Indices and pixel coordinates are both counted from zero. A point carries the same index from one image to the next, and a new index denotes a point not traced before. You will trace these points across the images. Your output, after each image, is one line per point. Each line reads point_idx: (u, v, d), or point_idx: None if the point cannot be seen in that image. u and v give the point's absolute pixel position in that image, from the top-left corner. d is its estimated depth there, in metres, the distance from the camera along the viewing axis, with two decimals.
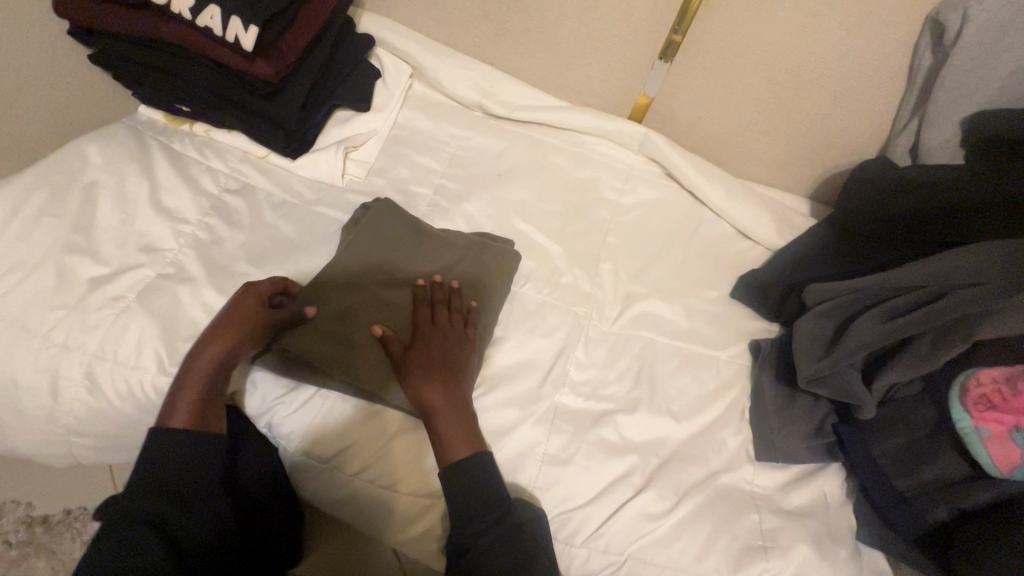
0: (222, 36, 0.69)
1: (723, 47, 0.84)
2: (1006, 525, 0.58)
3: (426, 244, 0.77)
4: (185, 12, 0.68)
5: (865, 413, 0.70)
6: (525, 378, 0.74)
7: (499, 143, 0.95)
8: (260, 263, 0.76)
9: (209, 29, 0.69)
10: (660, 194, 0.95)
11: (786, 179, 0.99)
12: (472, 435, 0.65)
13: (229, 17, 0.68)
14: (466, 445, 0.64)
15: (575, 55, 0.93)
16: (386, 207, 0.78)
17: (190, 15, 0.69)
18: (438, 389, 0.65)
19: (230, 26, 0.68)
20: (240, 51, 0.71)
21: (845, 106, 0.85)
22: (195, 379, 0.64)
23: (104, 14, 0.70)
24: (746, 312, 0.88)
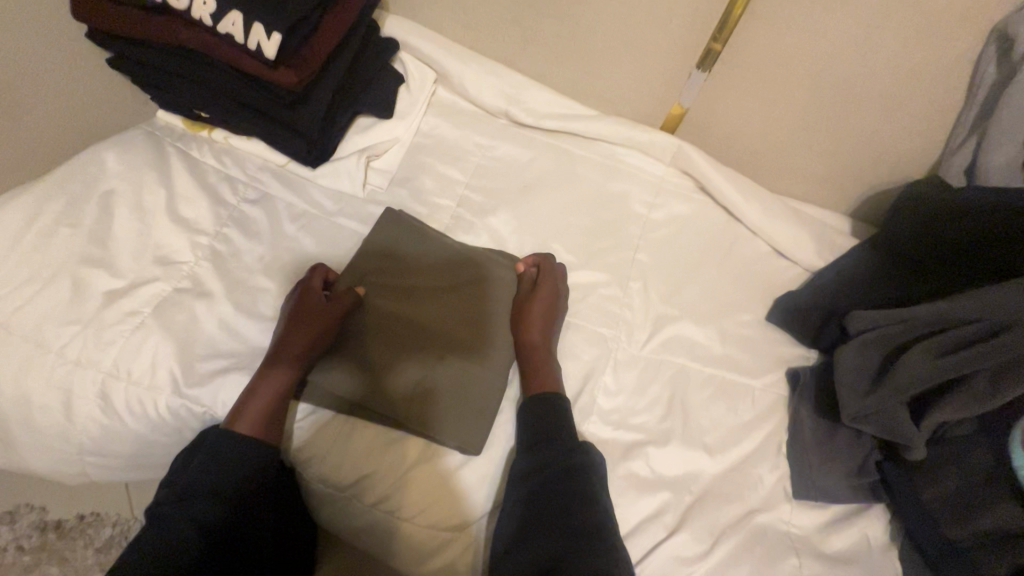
0: (245, 44, 0.66)
1: (767, 59, 0.80)
2: None
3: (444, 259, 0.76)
4: (207, 19, 0.66)
5: (914, 453, 0.66)
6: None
7: (525, 153, 0.91)
8: (279, 278, 0.74)
9: (231, 36, 0.66)
10: (693, 210, 0.91)
11: (826, 196, 0.94)
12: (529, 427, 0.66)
13: (251, 24, 0.65)
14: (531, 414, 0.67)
15: (607, 63, 0.89)
16: (403, 223, 0.76)
17: (212, 22, 0.66)
18: None
19: (252, 33, 0.65)
20: (263, 59, 0.68)
21: (896, 122, 0.81)
22: (262, 388, 0.63)
23: (125, 20, 0.68)
24: (782, 337, 0.84)
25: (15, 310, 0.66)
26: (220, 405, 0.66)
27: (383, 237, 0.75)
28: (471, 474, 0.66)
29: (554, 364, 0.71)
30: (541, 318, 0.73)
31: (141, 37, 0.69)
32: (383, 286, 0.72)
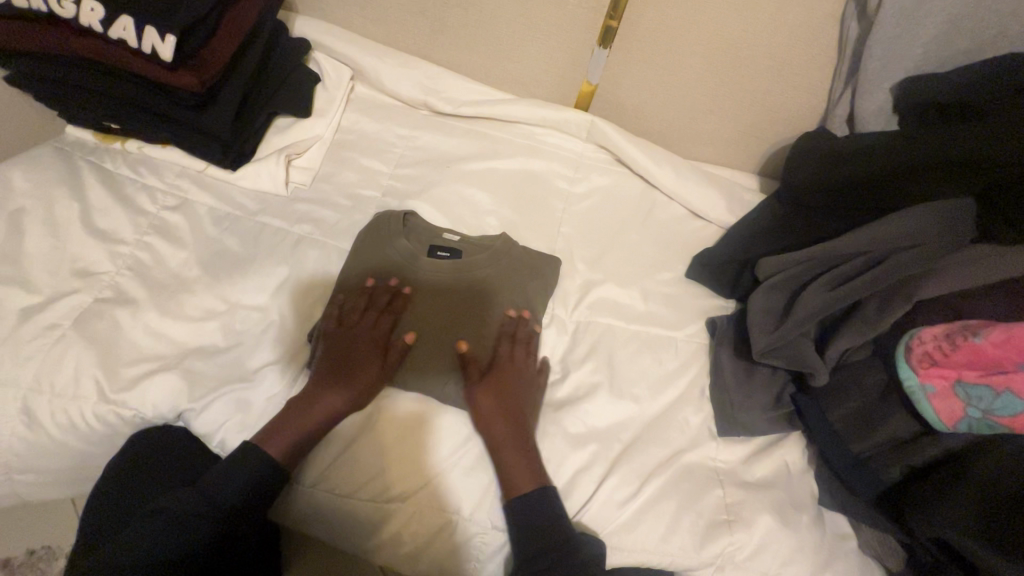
0: (139, 48, 0.67)
1: (659, 31, 0.84)
2: (956, 475, 0.61)
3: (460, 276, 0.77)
4: (98, 26, 0.66)
5: (818, 380, 0.71)
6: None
7: (446, 141, 0.95)
8: (204, 279, 0.75)
9: (124, 40, 0.67)
10: (611, 181, 0.96)
11: (734, 158, 1.00)
12: (535, 468, 0.66)
13: (144, 29, 0.66)
14: (528, 480, 0.65)
15: (515, 47, 0.92)
16: (384, 219, 0.80)
17: (103, 28, 0.66)
18: (498, 422, 0.67)
19: (146, 37, 0.66)
20: (161, 62, 0.68)
21: (784, 81, 0.87)
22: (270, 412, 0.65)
23: (13, 34, 0.67)
24: (702, 290, 0.89)
25: None
26: (148, 408, 0.67)
27: (370, 233, 0.79)
28: (415, 441, 0.68)
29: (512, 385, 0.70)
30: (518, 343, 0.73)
31: (36, 48, 0.69)
32: (382, 281, 0.76)
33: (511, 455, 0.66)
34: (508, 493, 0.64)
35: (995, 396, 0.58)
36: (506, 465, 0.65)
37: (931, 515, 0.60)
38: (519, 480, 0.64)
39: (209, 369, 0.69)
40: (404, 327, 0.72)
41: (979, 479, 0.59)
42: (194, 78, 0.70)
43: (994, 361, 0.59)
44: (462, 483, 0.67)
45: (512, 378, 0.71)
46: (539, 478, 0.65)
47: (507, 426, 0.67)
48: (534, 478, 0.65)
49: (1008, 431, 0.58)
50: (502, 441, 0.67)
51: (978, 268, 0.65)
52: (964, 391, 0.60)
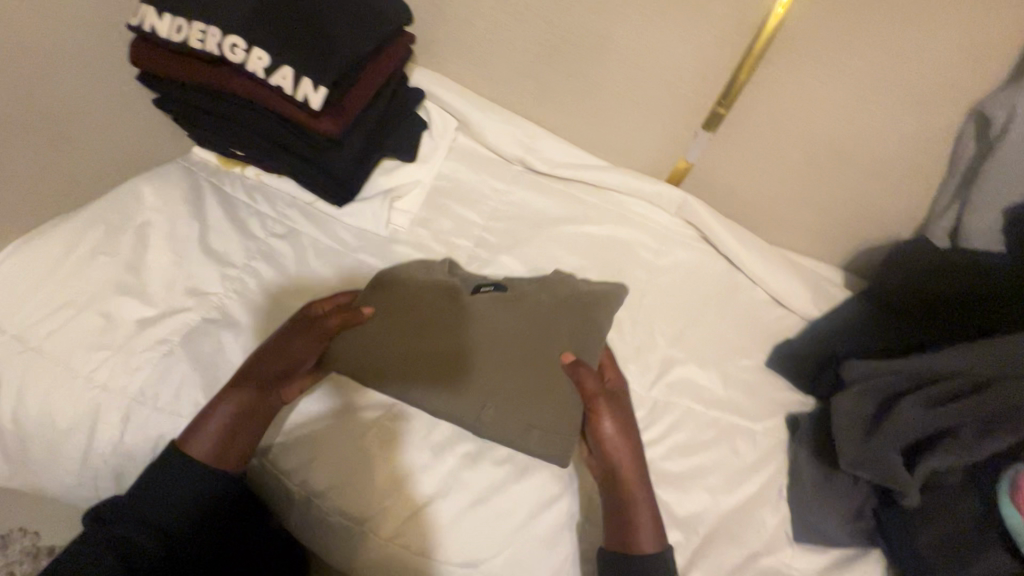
0: (291, 95, 0.70)
1: (766, 123, 0.87)
2: None
3: (511, 302, 0.78)
4: (259, 71, 0.70)
5: (909, 500, 0.69)
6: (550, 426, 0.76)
7: (539, 199, 0.98)
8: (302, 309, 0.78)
9: (279, 87, 0.71)
10: (697, 258, 0.96)
11: (820, 249, 0.99)
12: (659, 521, 0.69)
13: (301, 79, 0.70)
14: (654, 543, 0.67)
15: (619, 119, 0.96)
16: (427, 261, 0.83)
17: (264, 73, 0.70)
18: (620, 438, 0.72)
19: (301, 86, 0.70)
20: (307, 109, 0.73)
21: (886, 185, 0.87)
22: (218, 417, 0.66)
23: (179, 66, 0.73)
24: (781, 382, 0.88)
25: (49, 334, 0.69)
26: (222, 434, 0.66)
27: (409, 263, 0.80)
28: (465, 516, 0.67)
29: (629, 421, 0.73)
30: (612, 377, 0.77)
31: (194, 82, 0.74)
32: (432, 309, 0.76)
33: (640, 495, 0.69)
34: (632, 548, 0.67)
35: None
36: (627, 499, 0.69)
37: None
38: (645, 532, 0.67)
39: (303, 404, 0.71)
40: (441, 344, 0.74)
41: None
42: (334, 123, 0.74)
43: None
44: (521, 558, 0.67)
45: (625, 410, 0.75)
46: (662, 537, 0.68)
47: (628, 461, 0.71)
48: (659, 542, 0.68)
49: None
50: (630, 473, 0.70)
51: None
52: None
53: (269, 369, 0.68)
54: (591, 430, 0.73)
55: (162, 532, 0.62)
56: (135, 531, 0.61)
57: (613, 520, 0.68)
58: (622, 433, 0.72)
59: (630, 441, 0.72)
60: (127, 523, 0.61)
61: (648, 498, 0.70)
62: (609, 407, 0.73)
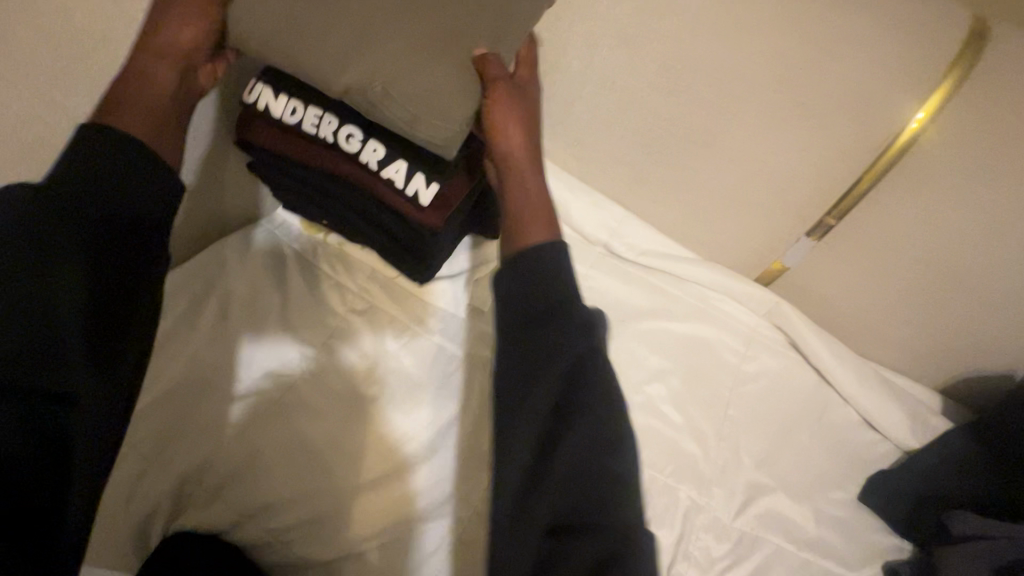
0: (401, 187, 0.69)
1: (875, 241, 0.82)
2: None
3: (412, 5, 0.58)
4: (373, 162, 0.69)
5: None
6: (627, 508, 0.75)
7: (621, 288, 0.93)
8: (379, 395, 0.76)
9: (390, 180, 0.70)
10: (787, 366, 0.90)
11: (917, 369, 0.92)
12: (551, 226, 0.62)
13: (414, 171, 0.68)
14: (544, 233, 0.60)
15: (712, 215, 0.92)
16: None
17: (377, 165, 0.69)
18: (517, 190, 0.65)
19: (415, 178, 0.68)
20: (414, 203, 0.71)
21: (1004, 320, 0.80)
22: (135, 115, 0.55)
23: (290, 143, 0.72)
24: (875, 520, 0.81)
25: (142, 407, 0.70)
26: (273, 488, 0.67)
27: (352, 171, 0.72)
28: (431, 507, 0.71)
29: (526, 123, 0.65)
30: (521, 125, 0.64)
31: (300, 160, 0.73)
32: None
33: (519, 200, 0.64)
34: (523, 241, 0.60)
35: None
36: (524, 218, 0.62)
37: None
38: (536, 230, 0.60)
39: (377, 501, 0.70)
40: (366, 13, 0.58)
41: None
42: (439, 218, 0.71)
43: None
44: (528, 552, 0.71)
45: (520, 162, 0.66)
46: (554, 230, 0.61)
47: (526, 145, 0.65)
48: (550, 228, 0.61)
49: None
50: (517, 172, 0.66)
51: None
52: None
53: (163, 63, 0.58)
54: (493, 125, 0.63)
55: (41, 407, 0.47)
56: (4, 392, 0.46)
57: (516, 216, 0.63)
58: (514, 126, 0.64)
59: (531, 151, 0.66)
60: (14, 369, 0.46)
61: (541, 200, 0.64)
62: (501, 138, 0.64)
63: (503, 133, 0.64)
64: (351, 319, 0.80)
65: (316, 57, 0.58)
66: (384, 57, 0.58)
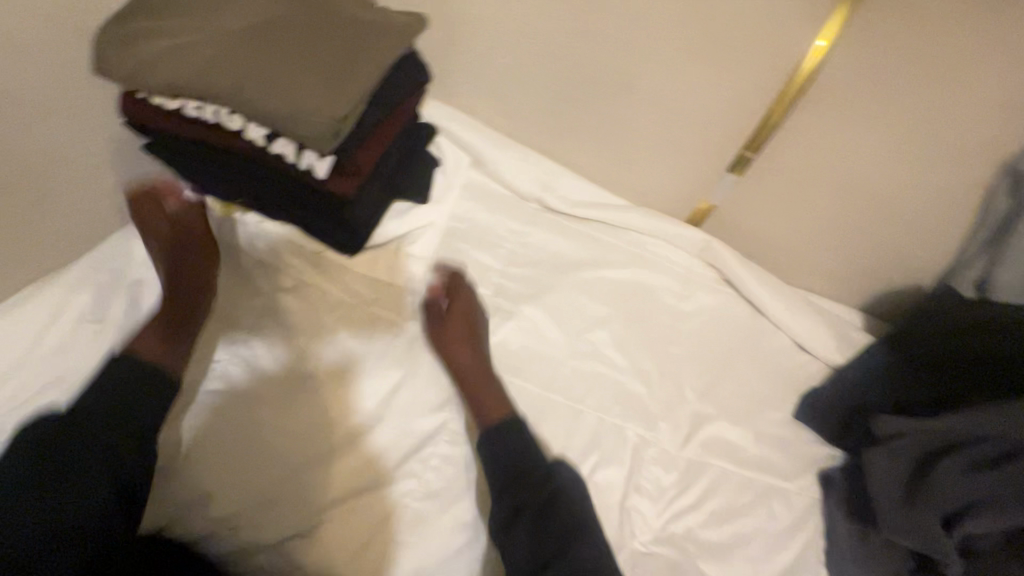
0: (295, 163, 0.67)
1: (793, 169, 0.84)
2: None
3: (294, 24, 0.63)
4: (260, 138, 0.66)
5: (949, 567, 0.69)
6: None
7: (557, 241, 0.94)
8: (371, 380, 0.75)
9: (283, 155, 0.67)
10: (721, 302, 0.93)
11: (840, 291, 0.97)
12: (505, 403, 0.75)
13: (303, 147, 0.66)
14: (499, 410, 0.74)
15: (641, 159, 0.92)
16: None
17: (264, 140, 0.67)
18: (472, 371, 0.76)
19: (304, 154, 0.66)
20: (317, 179, 0.68)
21: (914, 233, 0.85)
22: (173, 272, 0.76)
23: (185, 126, 0.68)
24: (810, 433, 0.86)
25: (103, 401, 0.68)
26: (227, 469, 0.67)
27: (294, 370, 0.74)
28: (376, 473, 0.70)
29: (474, 336, 0.79)
30: (466, 323, 0.80)
31: (199, 139, 0.69)
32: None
33: (481, 388, 0.75)
34: (482, 421, 0.73)
35: None
36: (476, 371, 0.76)
37: None
38: (489, 406, 0.74)
39: (326, 475, 0.69)
40: (255, 34, 0.62)
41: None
42: (346, 186, 0.69)
43: None
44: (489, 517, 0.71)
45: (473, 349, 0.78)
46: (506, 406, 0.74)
47: (473, 353, 0.78)
48: (499, 404, 0.74)
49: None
50: (465, 363, 0.76)
51: None
52: None
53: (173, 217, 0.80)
54: (445, 345, 0.77)
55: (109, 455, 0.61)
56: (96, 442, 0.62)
57: (468, 403, 0.75)
58: (461, 333, 0.79)
59: (477, 342, 0.79)
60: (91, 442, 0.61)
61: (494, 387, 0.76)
62: (454, 338, 0.78)
63: (453, 328, 0.79)
64: (282, 299, 0.78)
65: (195, 75, 0.60)
66: (271, 62, 0.61)
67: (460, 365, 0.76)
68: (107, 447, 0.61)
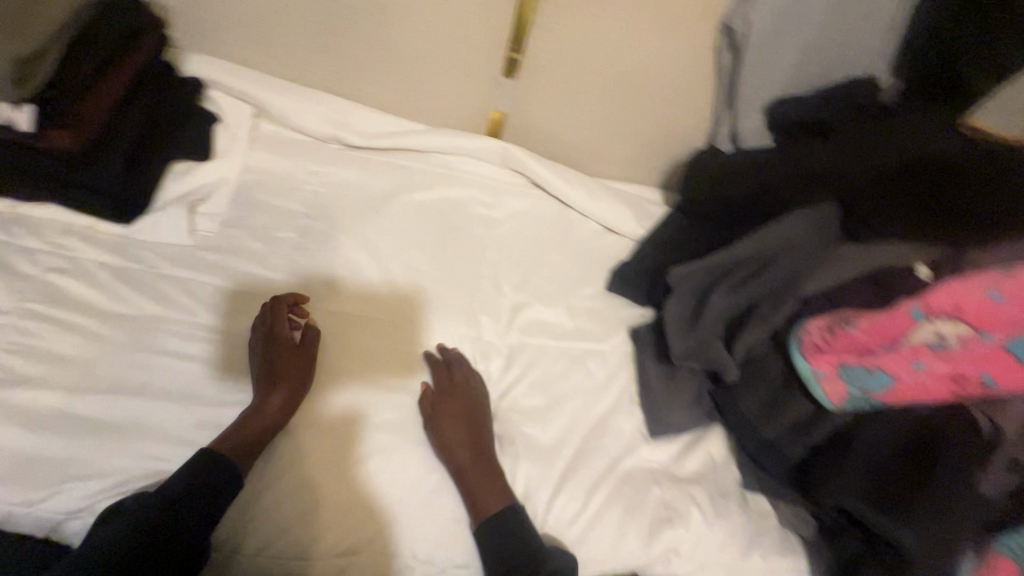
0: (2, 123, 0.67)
1: (558, 63, 0.90)
2: (843, 453, 0.68)
3: None
4: None
5: (729, 375, 0.78)
6: (386, 380, 0.79)
7: (361, 175, 0.95)
8: (330, 408, 0.75)
9: None
10: (530, 203, 0.99)
11: (638, 172, 1.06)
12: (501, 490, 0.72)
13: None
14: (496, 500, 0.71)
15: (423, 80, 0.94)
16: None
17: None
18: (464, 450, 0.74)
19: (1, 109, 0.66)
20: (28, 136, 0.69)
21: (673, 102, 0.94)
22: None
23: None
24: (623, 300, 0.94)
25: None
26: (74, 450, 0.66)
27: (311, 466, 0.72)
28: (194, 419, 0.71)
29: (479, 438, 0.75)
30: (462, 427, 0.75)
31: None
32: None
33: (480, 477, 0.73)
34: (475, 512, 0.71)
35: (871, 375, 0.66)
36: (472, 487, 0.72)
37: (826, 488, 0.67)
38: (484, 502, 0.71)
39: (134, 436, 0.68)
40: None
41: (976, 513, 0.62)
42: (67, 138, 0.70)
43: (866, 345, 0.67)
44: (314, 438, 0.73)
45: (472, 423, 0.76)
46: (504, 497, 0.72)
47: (467, 448, 0.74)
48: (501, 494, 0.72)
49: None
50: (470, 473, 0.73)
51: (866, 255, 0.75)
52: (845, 373, 0.68)
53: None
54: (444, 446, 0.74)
55: (156, 525, 0.61)
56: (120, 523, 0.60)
57: (462, 489, 0.73)
58: (461, 412, 0.76)
59: (479, 447, 0.75)
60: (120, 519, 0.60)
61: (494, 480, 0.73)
62: (452, 402, 0.76)
63: (454, 404, 0.76)
64: (52, 277, 0.74)
65: None
66: None
67: (469, 411, 0.77)
68: (132, 526, 0.60)
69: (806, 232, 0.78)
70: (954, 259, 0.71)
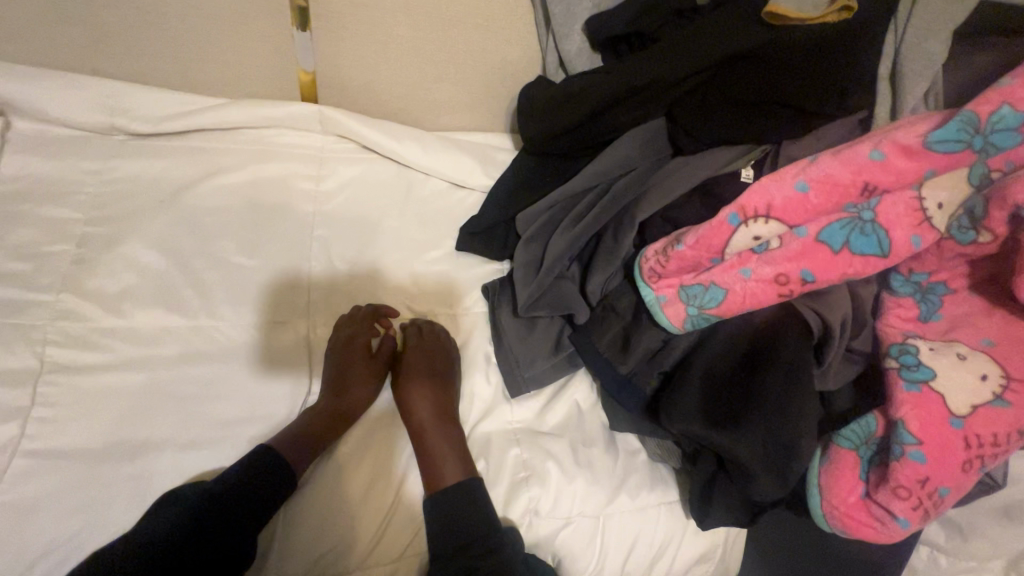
0: None
1: (353, 3, 0.80)
2: (685, 376, 0.64)
3: None
4: None
5: (581, 317, 0.73)
6: (197, 396, 0.67)
7: (152, 166, 0.81)
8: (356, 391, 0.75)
9: None
10: (364, 169, 0.88)
11: (481, 121, 0.95)
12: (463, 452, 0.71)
13: None
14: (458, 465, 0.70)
15: (201, 44, 0.81)
16: None
17: None
18: (427, 405, 0.74)
19: None
20: None
21: (493, 34, 0.86)
22: None
23: None
24: (475, 259, 0.86)
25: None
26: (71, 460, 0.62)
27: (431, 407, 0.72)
28: None
29: (447, 395, 0.75)
30: (427, 385, 0.75)
31: None
32: None
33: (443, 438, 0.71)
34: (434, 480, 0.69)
35: (705, 291, 0.62)
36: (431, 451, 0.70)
37: (671, 413, 0.62)
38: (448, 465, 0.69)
39: None
40: None
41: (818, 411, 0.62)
42: None
43: (698, 262, 0.63)
44: (102, 474, 0.62)
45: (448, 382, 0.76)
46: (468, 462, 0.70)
47: (432, 402, 0.74)
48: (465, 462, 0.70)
49: (912, 441, 0.55)
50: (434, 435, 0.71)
51: (695, 167, 0.70)
52: (685, 293, 0.63)
53: None
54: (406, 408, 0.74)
55: (220, 513, 0.60)
56: (194, 508, 0.59)
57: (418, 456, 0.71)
58: (425, 372, 0.75)
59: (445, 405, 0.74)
60: (211, 495, 0.60)
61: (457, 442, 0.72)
62: (415, 365, 0.76)
63: (414, 364, 0.76)
64: None
65: None
66: None
67: (438, 369, 0.76)
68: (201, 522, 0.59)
69: (636, 152, 0.74)
70: (771, 161, 0.69)
